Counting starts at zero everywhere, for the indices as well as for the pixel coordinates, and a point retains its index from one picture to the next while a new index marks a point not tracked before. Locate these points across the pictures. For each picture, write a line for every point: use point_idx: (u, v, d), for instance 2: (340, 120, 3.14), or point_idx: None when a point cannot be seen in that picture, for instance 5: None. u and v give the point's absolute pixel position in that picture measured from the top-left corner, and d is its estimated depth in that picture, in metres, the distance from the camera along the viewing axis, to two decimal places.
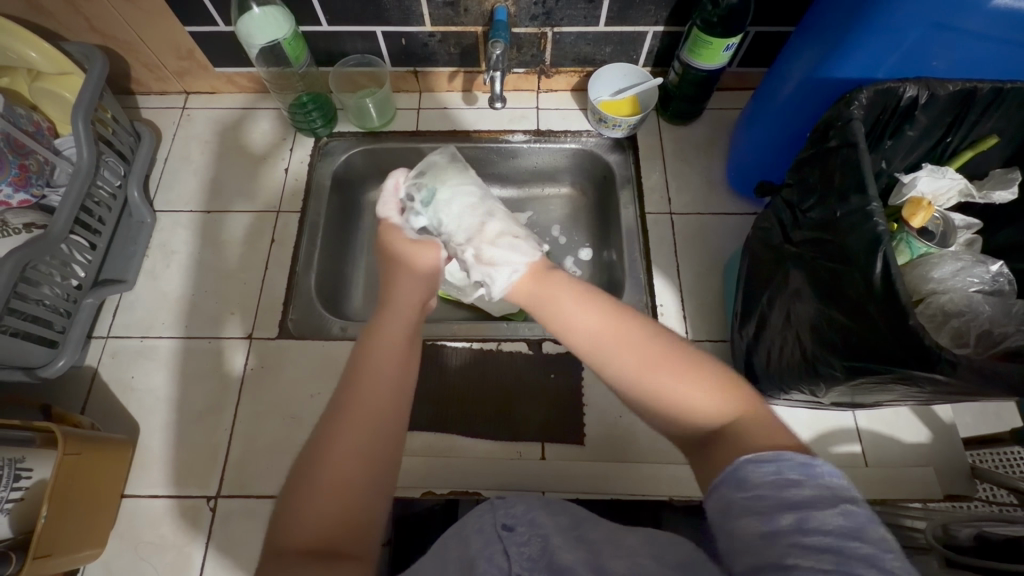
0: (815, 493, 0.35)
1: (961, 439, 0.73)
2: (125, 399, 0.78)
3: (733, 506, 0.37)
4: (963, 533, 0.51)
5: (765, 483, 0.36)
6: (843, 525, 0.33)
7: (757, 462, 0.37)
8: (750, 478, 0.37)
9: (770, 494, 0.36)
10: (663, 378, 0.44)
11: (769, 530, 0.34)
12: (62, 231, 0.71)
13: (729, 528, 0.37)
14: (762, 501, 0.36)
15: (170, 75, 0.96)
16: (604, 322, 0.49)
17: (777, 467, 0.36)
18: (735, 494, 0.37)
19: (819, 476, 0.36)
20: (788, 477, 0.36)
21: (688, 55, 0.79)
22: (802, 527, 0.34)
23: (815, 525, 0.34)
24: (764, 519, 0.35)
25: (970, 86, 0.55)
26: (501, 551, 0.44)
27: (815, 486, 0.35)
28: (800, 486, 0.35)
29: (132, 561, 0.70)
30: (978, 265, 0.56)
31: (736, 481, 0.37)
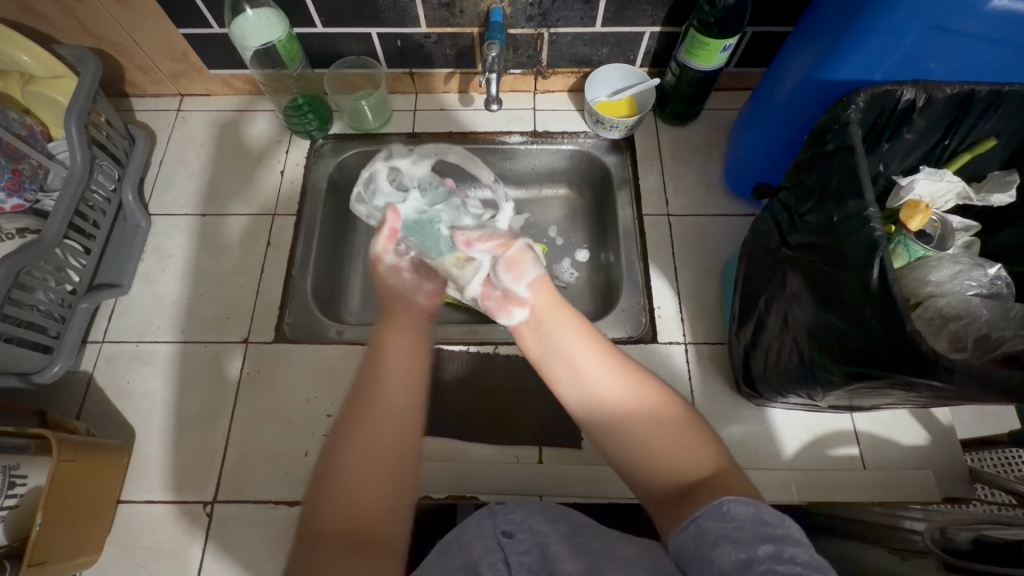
0: (787, 535, 0.37)
1: (959, 441, 0.73)
2: (121, 404, 0.77)
3: (710, 534, 0.39)
4: (961, 536, 0.50)
5: (743, 519, 0.38)
6: (812, 562, 0.35)
7: (738, 501, 0.39)
8: (730, 512, 0.39)
9: (748, 528, 0.38)
10: (653, 419, 0.47)
11: (744, 557, 0.36)
12: (56, 236, 0.70)
13: (704, 555, 0.38)
14: (740, 531, 0.38)
15: (165, 77, 0.95)
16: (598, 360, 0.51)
17: (755, 508, 0.39)
18: (715, 523, 0.39)
19: (790, 523, 0.38)
20: (766, 517, 0.38)
21: (685, 56, 0.79)
22: (777, 556, 0.35)
23: (790, 557, 0.35)
24: (742, 548, 0.36)
25: (968, 88, 0.55)
26: (502, 560, 0.43)
27: (786, 531, 0.37)
28: (774, 525, 0.38)
29: (129, 567, 0.69)
30: (976, 269, 0.56)
31: (715, 513, 0.39)
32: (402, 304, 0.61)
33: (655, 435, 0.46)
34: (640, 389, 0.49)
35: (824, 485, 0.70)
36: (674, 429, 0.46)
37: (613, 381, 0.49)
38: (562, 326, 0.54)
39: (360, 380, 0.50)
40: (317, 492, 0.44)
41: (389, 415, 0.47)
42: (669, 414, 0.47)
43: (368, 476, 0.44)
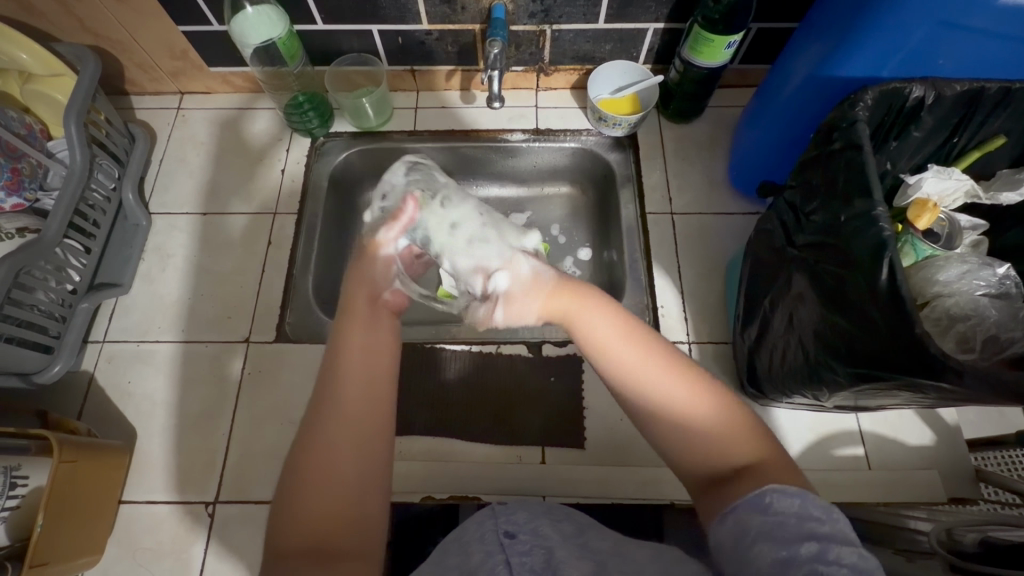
0: (834, 531, 0.36)
1: (965, 441, 0.72)
2: (122, 404, 0.77)
3: (750, 530, 0.37)
4: (968, 537, 0.50)
5: (786, 513, 0.37)
6: (858, 564, 0.34)
7: (783, 493, 0.38)
8: (773, 506, 0.38)
9: (791, 524, 0.36)
10: (688, 408, 0.45)
11: (787, 555, 0.35)
12: (56, 235, 0.70)
13: (741, 554, 0.37)
14: (783, 527, 0.36)
15: (165, 75, 0.95)
16: (634, 349, 0.48)
17: (801, 501, 0.37)
18: (756, 518, 0.38)
19: (835, 518, 0.37)
20: (811, 513, 0.37)
21: (689, 53, 0.78)
22: (824, 557, 0.34)
23: (833, 557, 0.34)
24: (785, 546, 0.35)
25: (977, 86, 0.54)
26: (503, 561, 0.42)
27: (833, 526, 0.36)
28: (819, 521, 0.36)
29: (131, 568, 0.69)
30: (984, 268, 0.55)
31: (757, 506, 0.38)
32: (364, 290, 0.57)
33: (692, 425, 0.44)
34: (679, 379, 0.46)
35: (828, 485, 0.69)
36: (713, 420, 0.44)
37: (650, 367, 0.47)
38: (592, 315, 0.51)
39: (322, 376, 0.49)
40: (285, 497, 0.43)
41: (348, 419, 0.46)
42: (706, 402, 0.45)
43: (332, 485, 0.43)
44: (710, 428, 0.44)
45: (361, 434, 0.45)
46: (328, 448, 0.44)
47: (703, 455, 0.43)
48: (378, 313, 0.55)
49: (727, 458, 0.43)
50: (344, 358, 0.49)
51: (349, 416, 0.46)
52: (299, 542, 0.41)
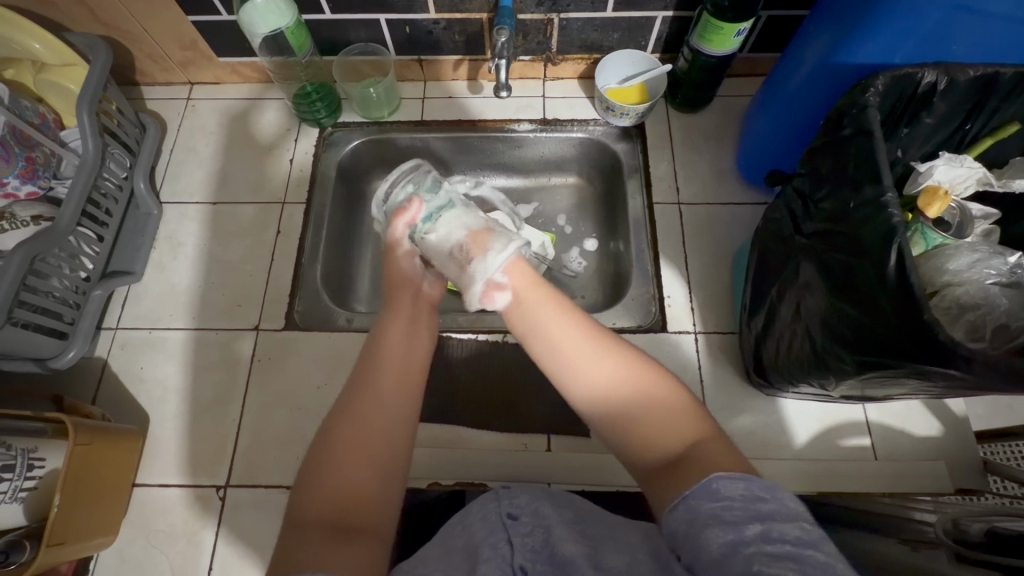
0: (777, 508, 0.37)
1: (974, 433, 0.72)
2: (135, 390, 0.78)
3: (701, 516, 0.38)
4: (974, 528, 0.49)
5: (733, 497, 0.38)
6: (802, 537, 0.35)
7: (729, 478, 0.39)
8: (721, 491, 0.39)
9: (736, 507, 0.37)
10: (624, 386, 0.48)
11: (735, 539, 0.36)
12: (70, 223, 0.71)
13: (695, 538, 0.38)
14: (730, 510, 0.37)
15: (174, 65, 0.95)
16: (575, 334, 0.51)
17: (746, 484, 0.39)
18: (705, 504, 0.38)
19: (781, 495, 0.38)
20: (754, 493, 0.38)
21: (698, 41, 0.77)
22: (767, 537, 0.35)
23: (779, 535, 0.35)
24: (732, 529, 0.36)
25: (991, 72, 0.54)
26: (505, 541, 0.43)
27: (778, 503, 0.37)
28: (765, 501, 0.37)
29: (144, 548, 0.71)
30: (995, 257, 0.54)
31: (706, 493, 0.39)
32: (406, 287, 0.63)
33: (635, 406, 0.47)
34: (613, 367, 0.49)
35: (833, 476, 0.69)
36: (653, 406, 0.46)
37: (594, 362, 0.49)
38: (542, 305, 0.55)
39: (358, 371, 0.52)
40: (309, 476, 0.45)
41: (378, 407, 0.48)
42: (639, 386, 0.47)
43: (356, 467, 0.45)
44: (647, 412, 0.46)
45: (389, 424, 0.48)
46: (356, 432, 0.46)
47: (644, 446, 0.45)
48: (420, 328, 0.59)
49: (664, 445, 0.44)
50: (382, 355, 0.53)
51: (381, 404, 0.49)
52: (317, 511, 0.43)
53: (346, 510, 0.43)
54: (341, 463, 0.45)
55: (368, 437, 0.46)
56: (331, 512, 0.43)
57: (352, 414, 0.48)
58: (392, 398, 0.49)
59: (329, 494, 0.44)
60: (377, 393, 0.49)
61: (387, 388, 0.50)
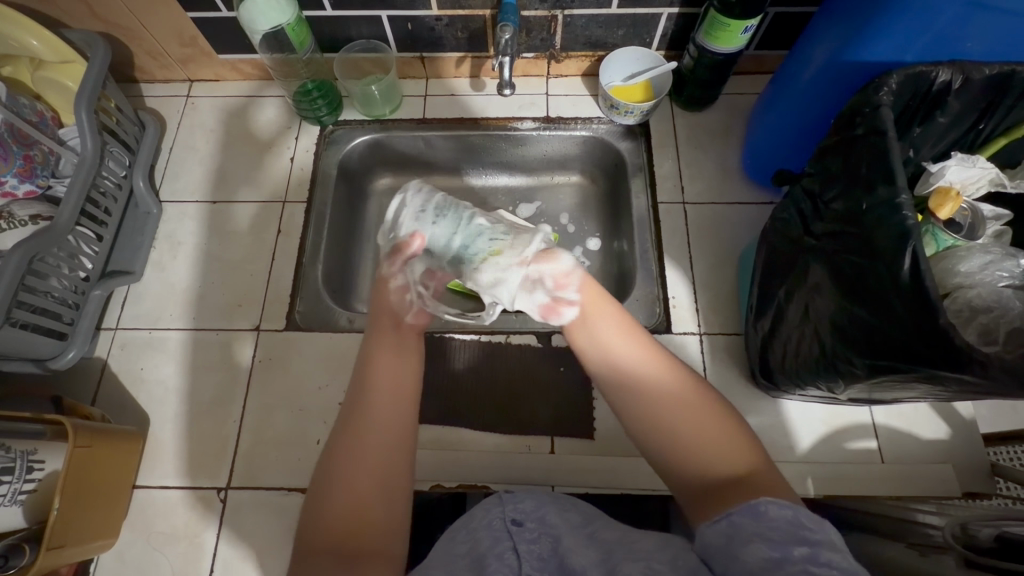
0: (824, 539, 0.38)
1: (982, 436, 0.71)
2: (135, 390, 0.78)
3: (745, 532, 0.40)
4: (983, 533, 0.48)
5: (779, 521, 0.39)
6: (848, 567, 0.36)
7: (776, 503, 0.41)
8: (766, 512, 0.40)
9: (784, 530, 0.39)
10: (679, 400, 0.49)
11: (777, 556, 0.37)
12: (69, 222, 0.70)
13: (733, 551, 0.39)
14: (776, 531, 0.39)
15: (174, 62, 0.94)
16: (634, 352, 0.53)
17: (793, 511, 0.40)
18: (751, 522, 0.40)
19: (826, 528, 0.39)
20: (802, 521, 0.39)
21: (704, 38, 0.76)
22: (812, 559, 0.36)
23: (825, 560, 0.36)
24: (776, 547, 0.37)
25: (1007, 70, 0.53)
26: (512, 549, 0.43)
27: (823, 536, 0.38)
28: (811, 529, 0.38)
29: (145, 550, 0.70)
30: (1008, 258, 0.53)
31: (751, 513, 0.41)
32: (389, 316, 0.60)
33: (691, 423, 0.48)
34: (671, 384, 0.50)
35: (839, 478, 0.69)
36: (708, 428, 0.47)
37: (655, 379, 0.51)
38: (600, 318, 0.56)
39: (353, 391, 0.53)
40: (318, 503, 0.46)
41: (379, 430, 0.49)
42: (695, 404, 0.49)
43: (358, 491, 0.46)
44: (703, 435, 0.47)
45: (386, 448, 0.49)
46: (353, 458, 0.47)
47: (697, 468, 0.46)
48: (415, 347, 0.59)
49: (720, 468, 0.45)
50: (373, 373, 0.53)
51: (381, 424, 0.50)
52: (328, 538, 0.44)
53: (353, 534, 0.44)
54: (341, 489, 0.46)
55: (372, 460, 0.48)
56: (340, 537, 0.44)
57: (350, 442, 0.49)
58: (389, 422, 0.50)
59: (337, 519, 0.45)
60: (373, 418, 0.50)
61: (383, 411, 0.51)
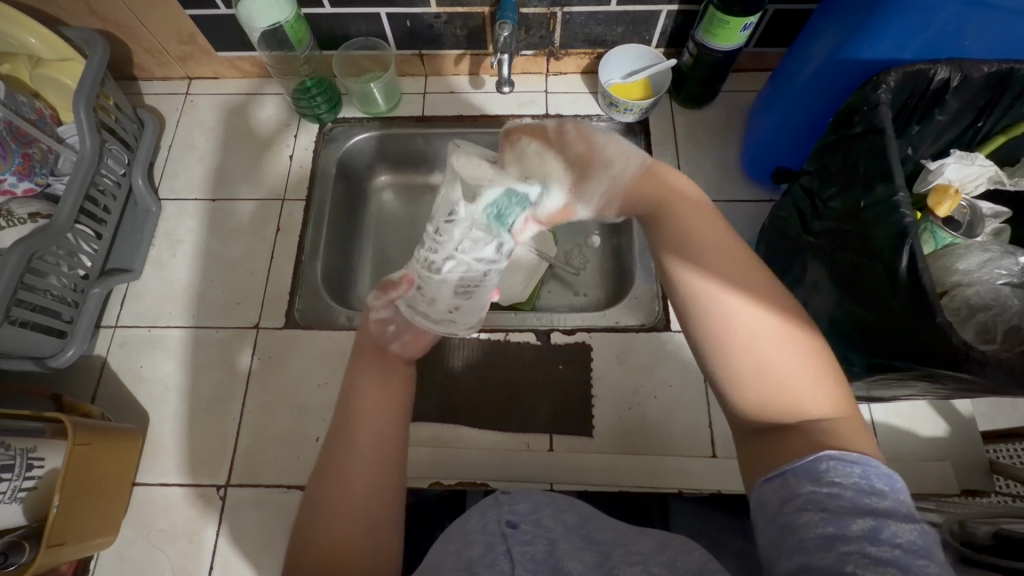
0: (892, 508, 0.34)
1: (980, 433, 0.71)
2: (135, 388, 0.78)
3: (797, 497, 0.36)
4: (982, 530, 0.48)
5: (844, 485, 0.35)
6: (915, 545, 0.32)
7: (842, 461, 0.36)
8: (827, 475, 0.35)
9: (849, 497, 0.34)
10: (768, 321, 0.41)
11: (834, 532, 0.33)
12: (68, 220, 0.70)
13: (785, 520, 0.35)
14: (836, 499, 0.34)
15: (173, 60, 0.94)
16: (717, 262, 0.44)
17: (862, 471, 0.35)
18: (806, 486, 0.36)
19: (897, 491, 0.35)
20: (872, 485, 0.35)
21: (704, 35, 0.76)
22: (874, 536, 0.32)
23: (889, 537, 0.32)
24: (834, 521, 0.33)
25: (1005, 68, 0.53)
26: (504, 554, 0.42)
27: (895, 501, 0.34)
28: (881, 496, 0.34)
29: (145, 548, 0.70)
30: (1006, 257, 0.53)
31: (810, 473, 0.36)
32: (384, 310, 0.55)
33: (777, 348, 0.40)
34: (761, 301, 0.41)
35: None
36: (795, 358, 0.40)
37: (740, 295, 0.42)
38: (678, 219, 0.47)
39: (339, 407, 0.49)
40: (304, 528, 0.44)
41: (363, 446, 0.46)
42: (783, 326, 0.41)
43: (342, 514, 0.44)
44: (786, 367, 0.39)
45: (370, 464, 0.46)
46: (335, 486, 0.45)
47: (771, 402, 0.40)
48: (401, 369, 0.52)
49: (795, 407, 0.39)
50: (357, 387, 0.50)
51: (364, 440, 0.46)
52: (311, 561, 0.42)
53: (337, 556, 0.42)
54: (326, 517, 0.44)
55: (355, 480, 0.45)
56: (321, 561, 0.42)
57: (331, 467, 0.46)
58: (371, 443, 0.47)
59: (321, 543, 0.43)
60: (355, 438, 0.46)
61: (363, 433, 0.47)
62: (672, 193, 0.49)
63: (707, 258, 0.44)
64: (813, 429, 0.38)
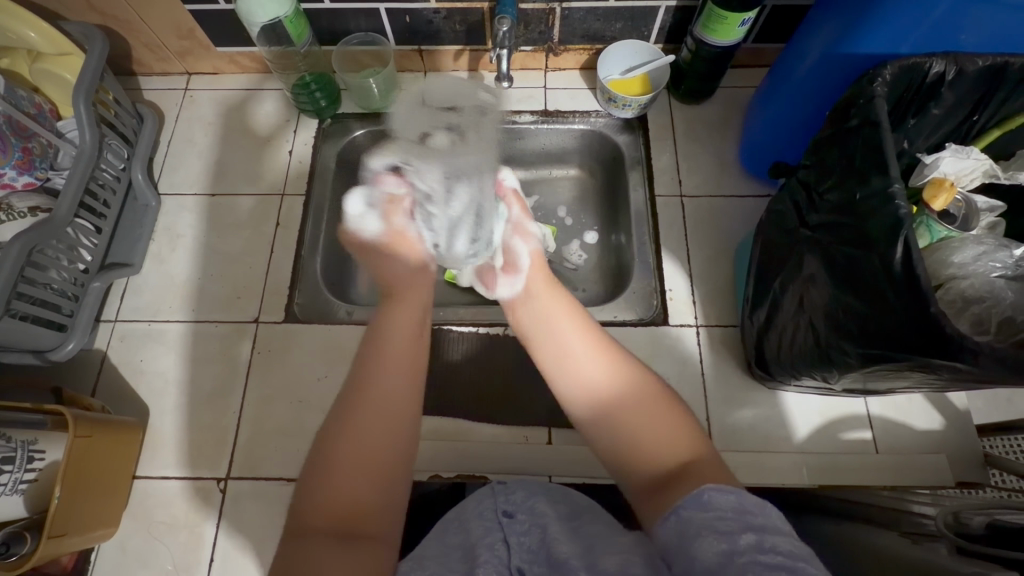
0: (767, 523, 0.38)
1: (975, 426, 0.72)
2: (135, 382, 0.78)
3: (693, 525, 0.39)
4: (975, 521, 0.48)
5: (723, 509, 0.39)
6: (794, 550, 0.36)
7: (721, 490, 0.41)
8: (711, 502, 0.40)
9: (730, 518, 0.39)
10: (637, 395, 0.49)
11: (727, 547, 0.36)
12: (68, 214, 0.70)
13: (686, 545, 0.39)
14: (723, 521, 0.38)
15: (172, 55, 0.94)
16: (580, 342, 0.54)
17: (737, 497, 0.40)
18: (698, 514, 0.40)
19: (770, 510, 0.39)
20: (746, 507, 0.39)
21: (702, 30, 0.76)
22: (759, 546, 0.36)
23: (770, 546, 0.36)
24: (724, 537, 0.37)
25: (1001, 61, 0.53)
26: (502, 540, 0.44)
27: (767, 518, 0.39)
28: (754, 514, 0.38)
29: (146, 541, 0.70)
30: (1001, 249, 0.54)
31: (697, 503, 0.40)
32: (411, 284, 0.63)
33: (641, 411, 0.48)
34: (628, 377, 0.51)
35: (834, 469, 0.69)
36: (655, 413, 0.48)
37: (593, 369, 0.52)
38: (553, 306, 0.58)
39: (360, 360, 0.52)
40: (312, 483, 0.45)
41: (383, 411, 0.49)
42: (641, 391, 0.50)
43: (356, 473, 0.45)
44: (649, 430, 0.47)
45: (385, 426, 0.48)
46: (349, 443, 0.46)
47: (645, 459, 0.47)
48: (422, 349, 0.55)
49: (665, 461, 0.46)
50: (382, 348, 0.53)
51: (383, 402, 0.49)
52: (321, 519, 0.43)
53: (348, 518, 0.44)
54: (337, 476, 0.45)
55: (367, 441, 0.47)
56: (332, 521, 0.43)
57: (345, 424, 0.48)
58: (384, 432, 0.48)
59: (333, 501, 0.44)
60: (373, 399, 0.49)
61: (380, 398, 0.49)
62: (551, 282, 0.63)
63: (568, 341, 0.54)
64: (682, 473, 0.44)
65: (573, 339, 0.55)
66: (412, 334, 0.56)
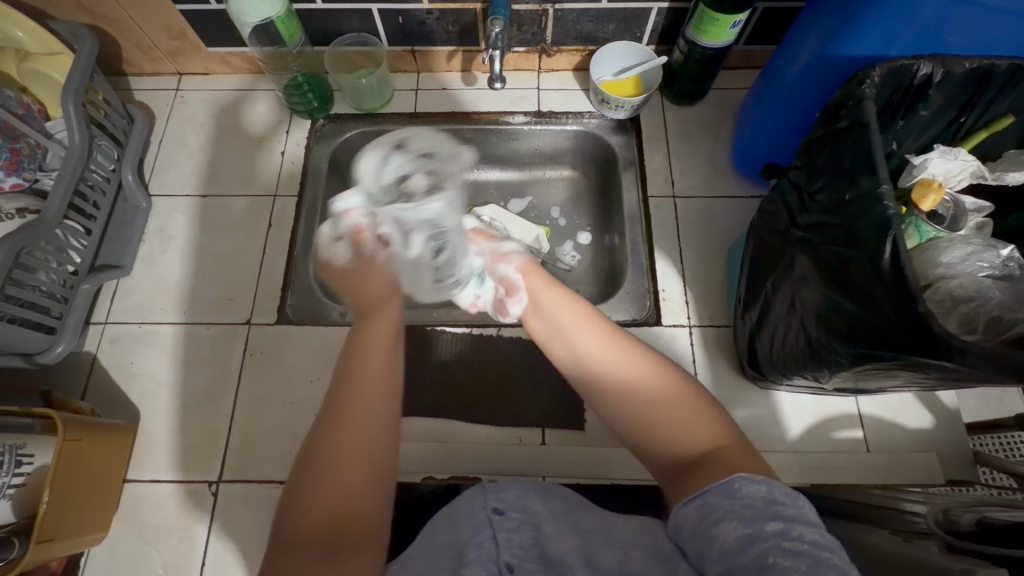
0: (797, 514, 0.38)
1: (965, 425, 0.73)
2: (125, 384, 0.77)
3: (717, 510, 0.40)
4: (965, 517, 0.48)
5: (754, 497, 0.40)
6: (820, 540, 0.36)
7: (751, 480, 0.41)
8: (741, 490, 0.40)
9: (757, 506, 0.39)
10: (652, 385, 0.50)
11: (751, 532, 0.37)
12: (57, 215, 0.69)
13: (707, 530, 0.40)
14: (749, 508, 0.39)
15: (163, 55, 0.94)
16: (591, 337, 0.54)
17: (767, 487, 0.40)
18: (723, 500, 0.40)
19: (800, 503, 0.40)
20: (776, 497, 0.39)
21: (694, 32, 0.77)
22: (786, 534, 0.36)
23: (797, 534, 0.36)
24: (750, 523, 0.38)
25: (987, 63, 0.54)
26: (491, 537, 0.43)
27: (797, 509, 0.39)
28: (784, 504, 0.39)
29: (137, 545, 0.70)
30: (988, 249, 0.54)
31: (725, 490, 0.41)
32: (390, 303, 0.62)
33: (656, 402, 0.49)
34: (645, 370, 0.51)
35: (825, 468, 0.70)
36: (673, 402, 0.48)
37: (608, 360, 0.52)
38: (561, 307, 0.58)
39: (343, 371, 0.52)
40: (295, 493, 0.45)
41: (364, 422, 0.48)
42: (656, 380, 0.50)
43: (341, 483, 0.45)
44: (671, 418, 0.48)
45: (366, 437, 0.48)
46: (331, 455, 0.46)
47: (670, 447, 0.47)
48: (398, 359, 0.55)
49: (689, 448, 0.46)
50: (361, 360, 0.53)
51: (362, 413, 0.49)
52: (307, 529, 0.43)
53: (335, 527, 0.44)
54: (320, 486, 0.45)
55: (349, 451, 0.47)
56: (318, 531, 0.43)
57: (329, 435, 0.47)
58: (371, 441, 0.48)
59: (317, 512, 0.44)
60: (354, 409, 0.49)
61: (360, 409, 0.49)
62: (554, 282, 0.61)
63: (579, 337, 0.54)
64: (706, 459, 0.45)
65: (584, 333, 0.54)
66: (390, 348, 0.55)
